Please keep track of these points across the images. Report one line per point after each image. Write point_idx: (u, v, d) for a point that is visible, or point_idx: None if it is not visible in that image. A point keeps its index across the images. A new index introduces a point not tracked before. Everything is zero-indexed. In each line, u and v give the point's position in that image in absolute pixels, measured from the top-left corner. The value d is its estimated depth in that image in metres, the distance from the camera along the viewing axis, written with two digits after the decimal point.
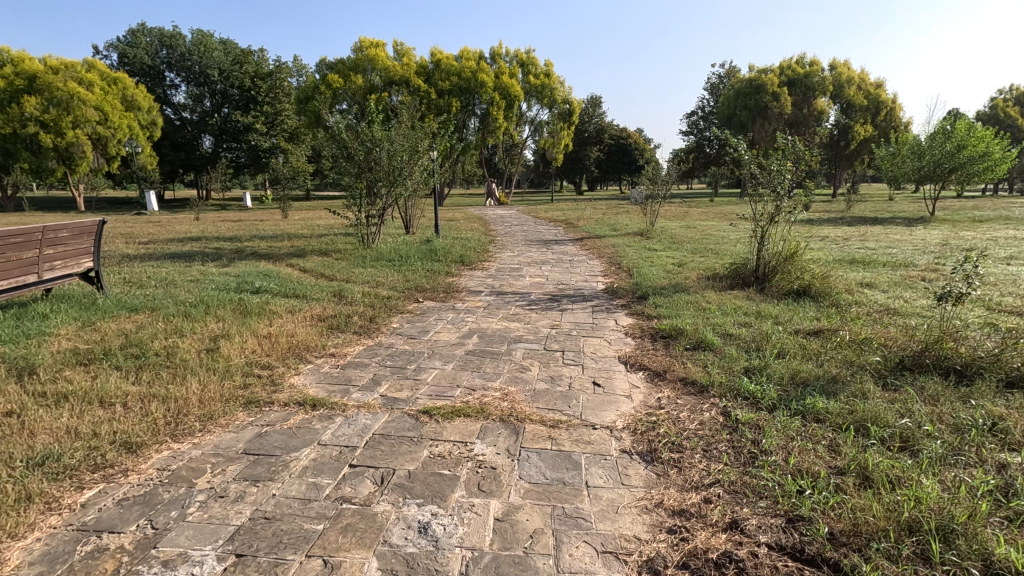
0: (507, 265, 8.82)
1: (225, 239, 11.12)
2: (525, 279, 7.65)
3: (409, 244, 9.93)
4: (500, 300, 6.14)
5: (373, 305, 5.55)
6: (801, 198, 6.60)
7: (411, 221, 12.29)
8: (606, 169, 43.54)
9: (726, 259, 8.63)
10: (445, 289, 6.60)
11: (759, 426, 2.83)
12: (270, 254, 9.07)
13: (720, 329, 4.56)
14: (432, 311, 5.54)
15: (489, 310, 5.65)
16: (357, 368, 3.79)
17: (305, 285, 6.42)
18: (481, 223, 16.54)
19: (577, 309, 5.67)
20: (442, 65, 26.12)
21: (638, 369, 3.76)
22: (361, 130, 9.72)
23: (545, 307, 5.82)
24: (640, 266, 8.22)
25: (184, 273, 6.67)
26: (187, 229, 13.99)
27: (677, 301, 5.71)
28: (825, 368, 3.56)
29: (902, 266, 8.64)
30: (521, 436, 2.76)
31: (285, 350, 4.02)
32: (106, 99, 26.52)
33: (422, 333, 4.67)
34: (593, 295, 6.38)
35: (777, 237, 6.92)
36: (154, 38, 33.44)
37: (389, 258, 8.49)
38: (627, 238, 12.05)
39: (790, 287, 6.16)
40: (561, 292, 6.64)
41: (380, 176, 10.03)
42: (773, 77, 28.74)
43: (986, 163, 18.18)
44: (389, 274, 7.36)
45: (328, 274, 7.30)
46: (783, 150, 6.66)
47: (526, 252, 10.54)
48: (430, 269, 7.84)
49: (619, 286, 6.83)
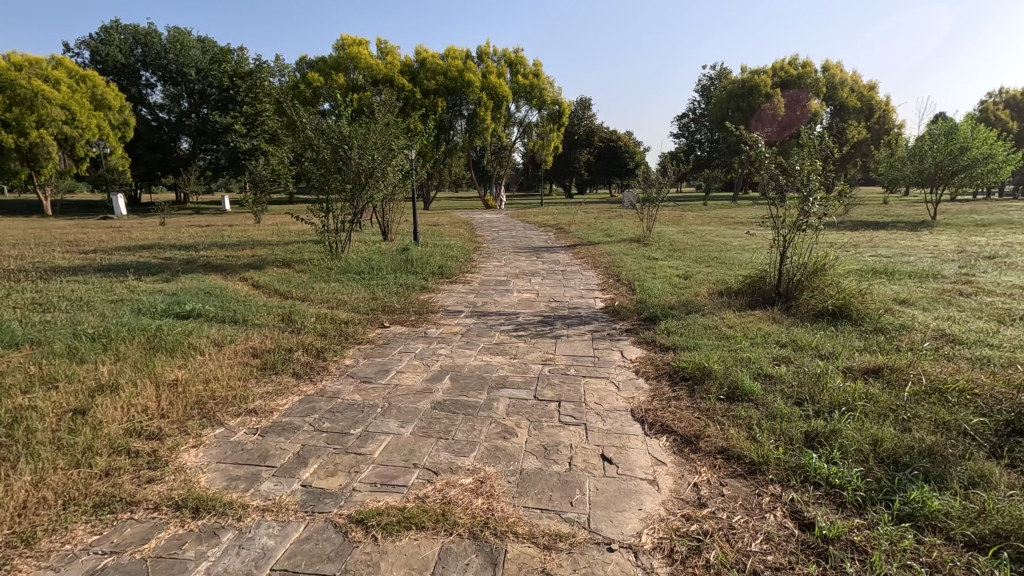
0: (492, 277, 7.87)
1: (179, 247, 10.05)
2: (512, 295, 6.68)
3: (383, 253, 8.94)
4: (482, 324, 5.16)
5: (328, 334, 4.56)
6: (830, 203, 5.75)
7: (389, 227, 11.32)
8: (596, 172, 42.80)
9: (736, 270, 7.75)
10: (418, 309, 5.63)
11: (857, 548, 1.89)
12: (226, 266, 8.04)
13: (758, 368, 3.62)
14: (398, 340, 4.55)
15: (468, 339, 4.67)
16: (280, 434, 2.79)
17: (252, 307, 5.41)
18: (467, 228, 15.64)
19: (575, 337, 4.72)
20: (427, 65, 25.20)
21: (661, 435, 2.80)
22: (329, 126, 8.73)
23: (535, 333, 4.85)
24: (642, 278, 7.31)
25: (107, 292, 5.62)
26: (147, 235, 12.87)
27: (693, 325, 4.77)
28: (915, 434, 2.62)
29: (929, 277, 7.76)
30: (498, 570, 1.80)
31: (190, 406, 3.01)
32: (73, 97, 25.22)
33: (379, 376, 3.67)
34: (591, 317, 5.43)
35: (802, 248, 6.03)
36: (129, 36, 32.17)
37: (358, 270, 7.50)
38: (623, 245, 11.17)
39: (822, 305, 5.25)
40: (554, 312, 5.69)
41: (349, 178, 8.99)
42: (766, 78, 28.05)
43: (989, 165, 17.50)
44: (354, 291, 6.37)
45: (283, 291, 6.29)
46: (809, 147, 5.80)
47: (514, 261, 9.58)
48: (403, 283, 6.86)
49: (621, 304, 5.92)
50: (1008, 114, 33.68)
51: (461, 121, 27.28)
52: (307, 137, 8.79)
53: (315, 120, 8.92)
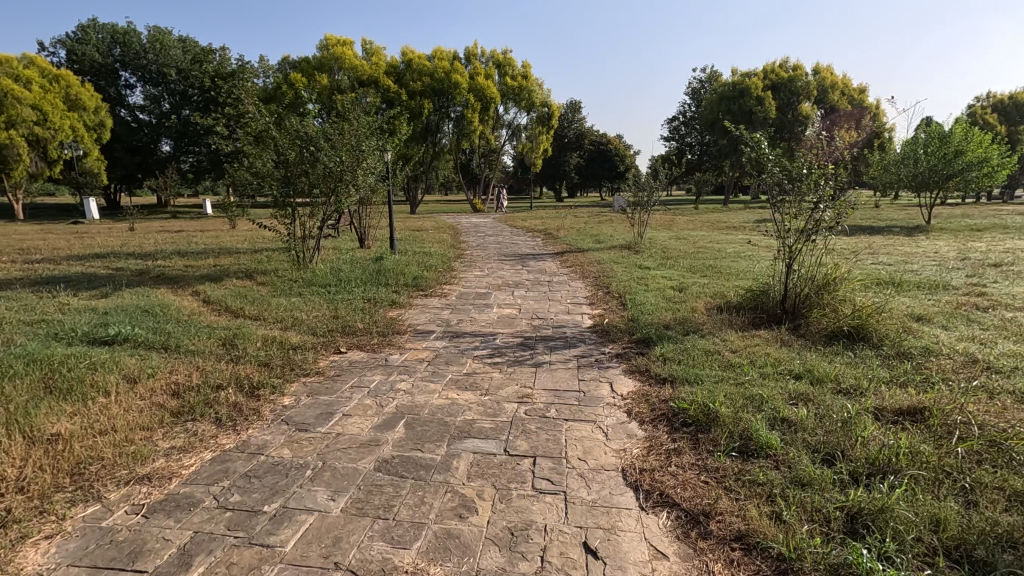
0: (472, 289, 7.28)
1: (137, 256, 9.34)
2: (492, 310, 6.08)
3: (355, 263, 8.30)
4: (454, 348, 4.55)
5: (274, 363, 3.92)
6: (844, 209, 5.19)
7: (366, 234, 10.70)
8: (585, 176, 42.31)
9: (735, 282, 7.22)
10: (384, 330, 5.02)
11: None
12: (180, 278, 7.38)
13: (775, 410, 3.03)
14: (354, 371, 3.92)
15: (434, 368, 4.06)
16: (169, 515, 2.15)
17: (192, 328, 4.75)
18: (452, 233, 15.04)
19: (558, 364, 4.12)
20: (413, 65, 24.63)
21: (662, 511, 2.21)
22: (295, 125, 8.03)
23: (512, 360, 4.24)
24: (633, 290, 6.76)
25: (28, 312, 4.96)
26: (109, 241, 12.10)
27: (692, 351, 4.19)
28: (987, 513, 2.03)
29: (940, 289, 7.25)
30: None
31: (66, 474, 2.38)
32: (45, 97, 24.27)
33: (319, 422, 3.04)
34: (577, 338, 4.84)
35: (810, 261, 5.48)
36: (107, 36, 31.19)
37: (324, 282, 6.87)
38: (613, 252, 10.63)
39: (834, 325, 4.70)
40: (535, 332, 5.09)
41: (315, 181, 8.27)
42: (756, 80, 27.76)
43: (983, 169, 17.19)
44: (316, 307, 5.73)
45: (234, 308, 5.64)
46: (817, 150, 5.27)
47: (497, 271, 8.99)
48: (372, 298, 6.24)
49: (611, 322, 5.36)
50: (995, 118, 33.66)
51: (448, 123, 26.69)
52: (271, 138, 8.09)
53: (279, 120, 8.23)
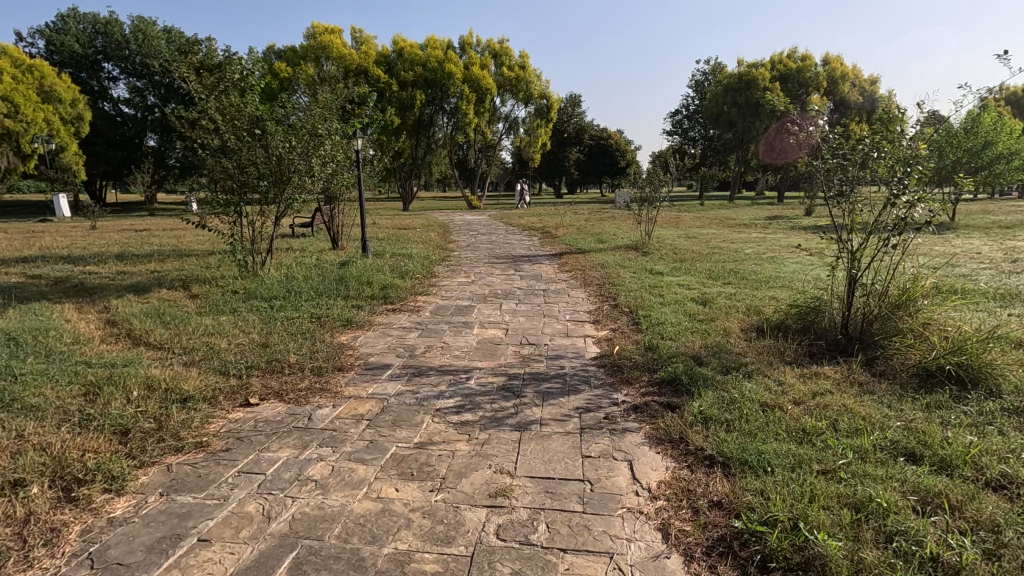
0: (452, 301, 6.05)
1: (70, 259, 8.08)
2: (471, 332, 4.83)
3: (317, 269, 7.04)
4: (410, 396, 3.29)
5: (137, 429, 2.68)
6: (941, 204, 3.82)
7: (339, 233, 9.54)
8: (585, 171, 41.05)
9: (771, 294, 5.97)
10: (325, 366, 3.76)
11: None
12: (100, 288, 6.12)
13: (914, 541, 1.80)
14: (254, 441, 2.67)
15: (374, 433, 2.79)
16: None
17: (56, 368, 3.47)
18: (441, 232, 13.83)
19: (555, 427, 2.88)
20: (405, 55, 23.30)
21: None
22: (234, 101, 6.61)
23: (489, 418, 2.98)
24: (648, 304, 5.54)
25: None
26: (54, 241, 10.75)
27: (745, 407, 2.95)
28: None
29: (1014, 299, 5.98)
30: None
31: None
32: (17, 88, 22.88)
33: (149, 563, 1.81)
34: (581, 378, 3.60)
35: (884, 271, 4.18)
36: (88, 26, 29.68)
37: (269, 296, 5.60)
38: (618, 253, 9.43)
39: (928, 362, 3.44)
40: (524, 368, 3.83)
41: (263, 172, 6.83)
42: (764, 71, 26.38)
43: (1012, 163, 15.96)
44: (245, 334, 4.42)
45: (139, 333, 4.36)
46: (899, 128, 3.92)
47: (485, 277, 7.73)
48: (324, 316, 4.99)
49: (622, 350, 4.14)
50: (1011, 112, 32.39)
51: (443, 116, 25.46)
52: (206, 118, 6.60)
53: (215, 97, 6.73)
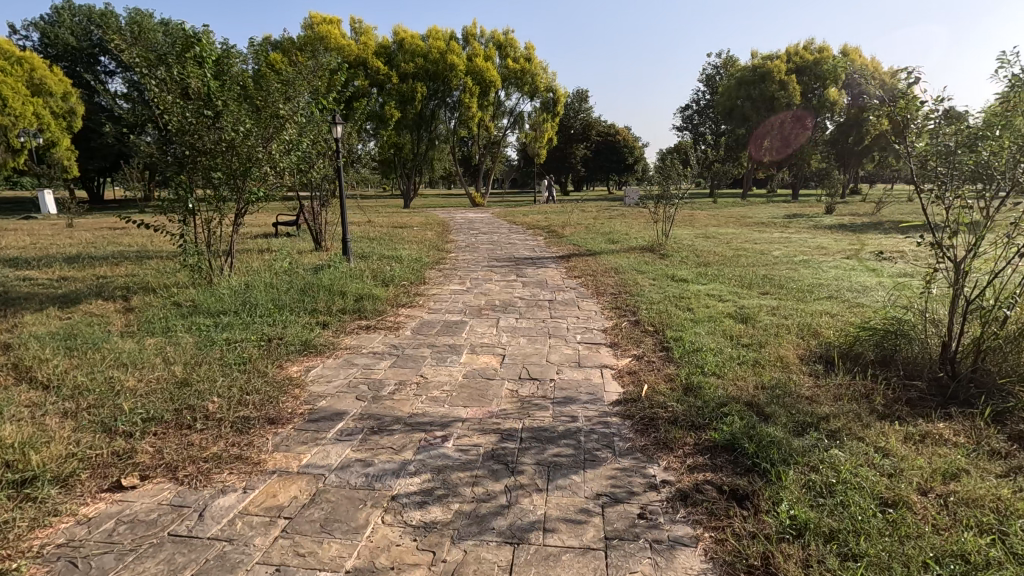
0: (441, 315, 5.08)
1: (12, 262, 7.12)
2: (457, 361, 3.82)
3: (287, 275, 6.05)
4: (359, 471, 2.30)
5: None
6: None
7: (322, 233, 8.59)
8: (593, 168, 40.05)
9: (822, 309, 4.94)
10: (253, 419, 2.76)
11: None
12: (22, 299, 5.14)
13: None
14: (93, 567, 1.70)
15: (287, 550, 1.81)
16: None
17: None
18: (440, 230, 12.88)
19: (565, 537, 1.88)
20: (405, 45, 22.26)
21: None
22: (176, 74, 5.45)
23: (466, 517, 1.99)
24: (678, 322, 4.52)
25: None
26: (18, 241, 9.87)
27: (855, 504, 1.95)
28: None
29: None
30: None
31: None
32: (7, 80, 21.96)
33: None
34: (602, 441, 2.59)
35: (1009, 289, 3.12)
36: (83, 18, 28.80)
37: (218, 312, 4.61)
38: (631, 256, 8.43)
39: None
40: (523, 420, 2.83)
41: (219, 163, 5.69)
42: (780, 63, 24.99)
43: None
44: (164, 369, 3.37)
45: (27, 368, 3.34)
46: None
47: (482, 283, 6.75)
48: (277, 339, 3.99)
49: (652, 392, 3.13)
50: None
51: (444, 110, 24.35)
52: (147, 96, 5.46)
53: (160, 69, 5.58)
